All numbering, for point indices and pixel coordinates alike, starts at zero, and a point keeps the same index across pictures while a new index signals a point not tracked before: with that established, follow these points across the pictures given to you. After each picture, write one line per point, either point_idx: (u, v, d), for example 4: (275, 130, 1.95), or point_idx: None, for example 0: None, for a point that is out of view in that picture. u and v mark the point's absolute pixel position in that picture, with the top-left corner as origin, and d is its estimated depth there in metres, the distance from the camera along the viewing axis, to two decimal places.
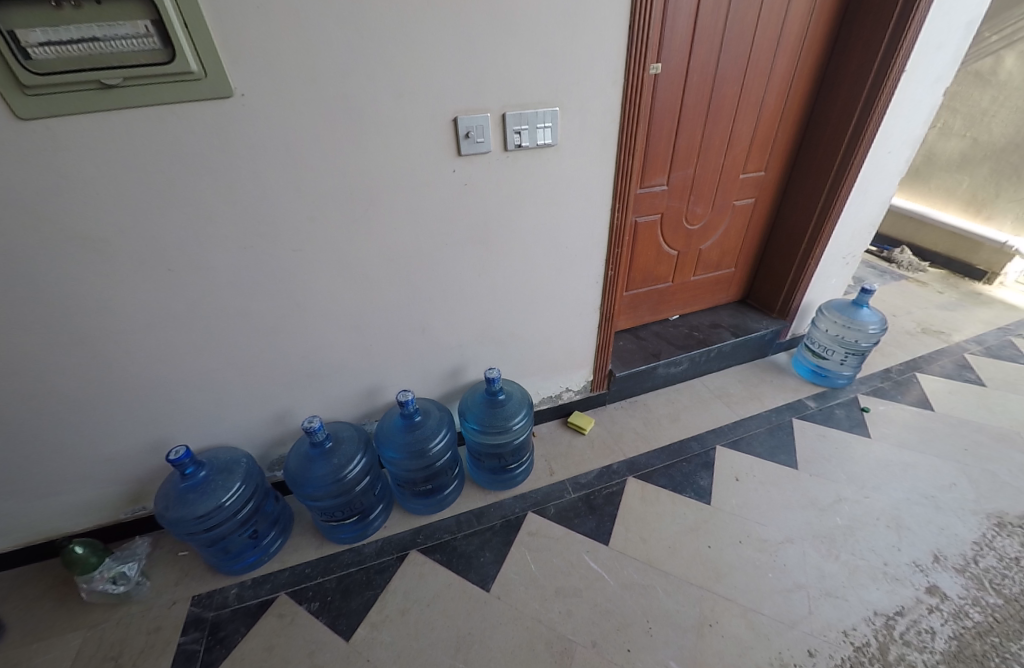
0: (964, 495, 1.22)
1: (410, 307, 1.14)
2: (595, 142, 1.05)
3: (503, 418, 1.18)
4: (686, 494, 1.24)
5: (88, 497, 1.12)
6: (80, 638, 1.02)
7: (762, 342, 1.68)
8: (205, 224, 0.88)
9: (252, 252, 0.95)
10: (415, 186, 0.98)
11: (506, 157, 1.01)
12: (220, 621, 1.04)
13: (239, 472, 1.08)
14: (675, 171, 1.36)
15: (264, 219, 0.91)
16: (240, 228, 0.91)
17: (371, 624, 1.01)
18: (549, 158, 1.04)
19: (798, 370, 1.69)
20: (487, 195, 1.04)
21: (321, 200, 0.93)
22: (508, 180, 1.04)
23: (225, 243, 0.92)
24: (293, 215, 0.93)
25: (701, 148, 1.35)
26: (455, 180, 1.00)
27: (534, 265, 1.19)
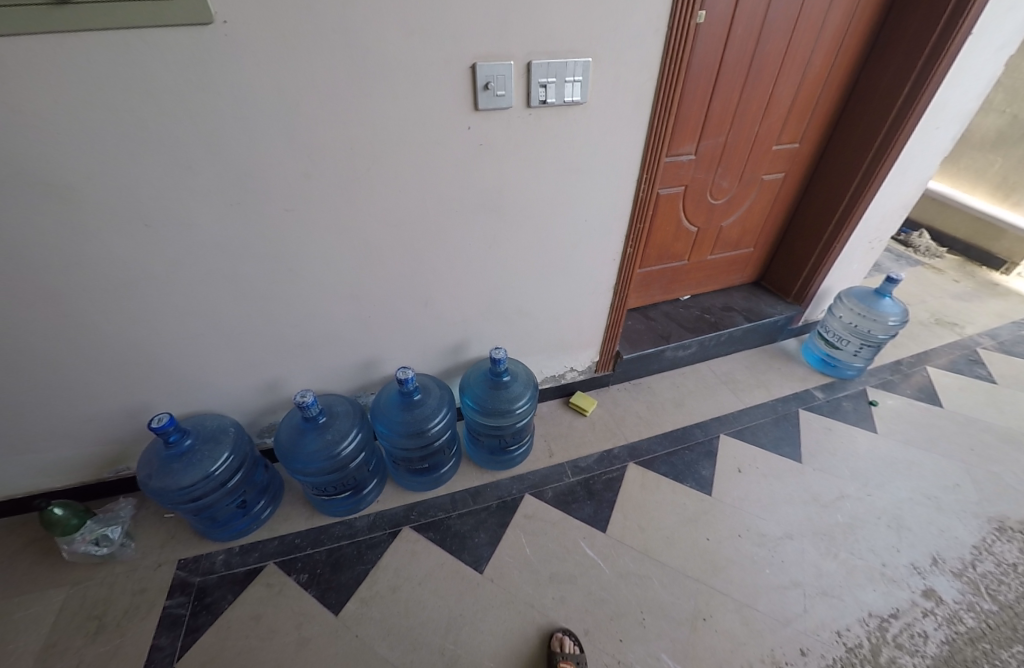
0: (967, 497, 1.20)
1: (409, 277, 1.05)
2: (629, 103, 0.93)
3: (507, 400, 1.13)
4: (687, 483, 1.21)
5: (71, 457, 1.08)
6: (63, 595, 1.00)
7: (773, 328, 1.58)
8: (184, 176, 0.77)
9: (236, 209, 0.84)
10: (420, 141, 0.85)
11: (530, 115, 0.88)
12: (207, 586, 1.02)
13: (227, 441, 1.02)
14: (705, 139, 1.22)
15: (252, 172, 0.80)
16: (224, 181, 0.80)
17: (361, 599, 1.00)
18: (576, 118, 0.92)
19: (807, 359, 1.60)
20: (500, 157, 0.93)
21: (314, 153, 0.81)
22: (526, 138, 0.91)
23: (208, 197, 0.81)
24: (283, 170, 0.81)
25: (736, 113, 1.20)
26: (468, 137, 0.88)
27: (545, 237, 1.09)
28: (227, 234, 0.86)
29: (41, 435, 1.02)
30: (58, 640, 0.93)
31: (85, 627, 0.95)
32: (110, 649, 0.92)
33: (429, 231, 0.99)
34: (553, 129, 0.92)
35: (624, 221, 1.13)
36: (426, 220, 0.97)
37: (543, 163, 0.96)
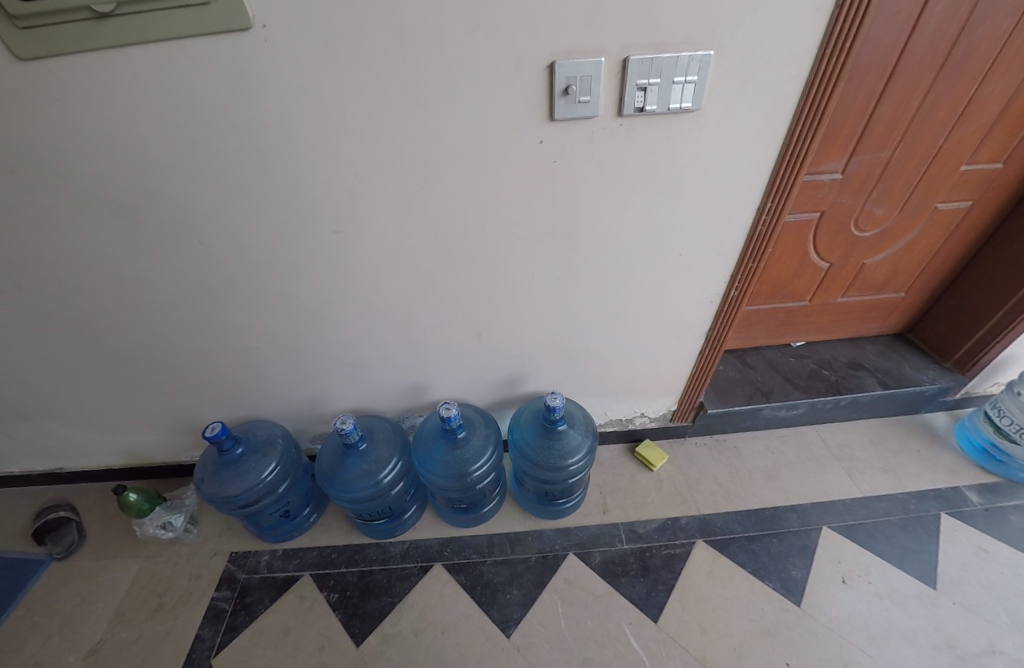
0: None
1: (465, 304, 0.94)
2: (761, 109, 0.68)
3: (560, 451, 0.99)
4: (768, 583, 1.00)
5: (163, 436, 1.21)
6: (137, 567, 1.11)
7: (918, 397, 1.23)
8: (235, 196, 0.74)
9: (287, 230, 0.79)
10: (484, 156, 0.72)
11: (619, 126, 0.70)
12: (249, 585, 1.06)
13: (274, 454, 1.04)
14: (861, 153, 0.92)
15: (300, 192, 0.74)
16: (275, 202, 0.75)
17: (383, 635, 0.96)
18: (682, 126, 0.70)
19: (963, 445, 1.21)
20: (576, 180, 0.76)
21: (362, 169, 0.72)
22: (614, 157, 0.73)
23: (260, 217, 0.77)
24: (332, 189, 0.74)
25: (914, 120, 0.88)
26: (541, 156, 0.73)
27: (627, 272, 0.91)
28: (281, 254, 0.82)
29: (138, 415, 1.14)
30: (127, 610, 1.04)
31: (148, 604, 1.04)
32: (163, 629, 1.00)
33: (491, 257, 0.86)
34: (649, 143, 0.72)
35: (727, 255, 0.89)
36: (487, 246, 0.85)
37: (634, 186, 0.77)
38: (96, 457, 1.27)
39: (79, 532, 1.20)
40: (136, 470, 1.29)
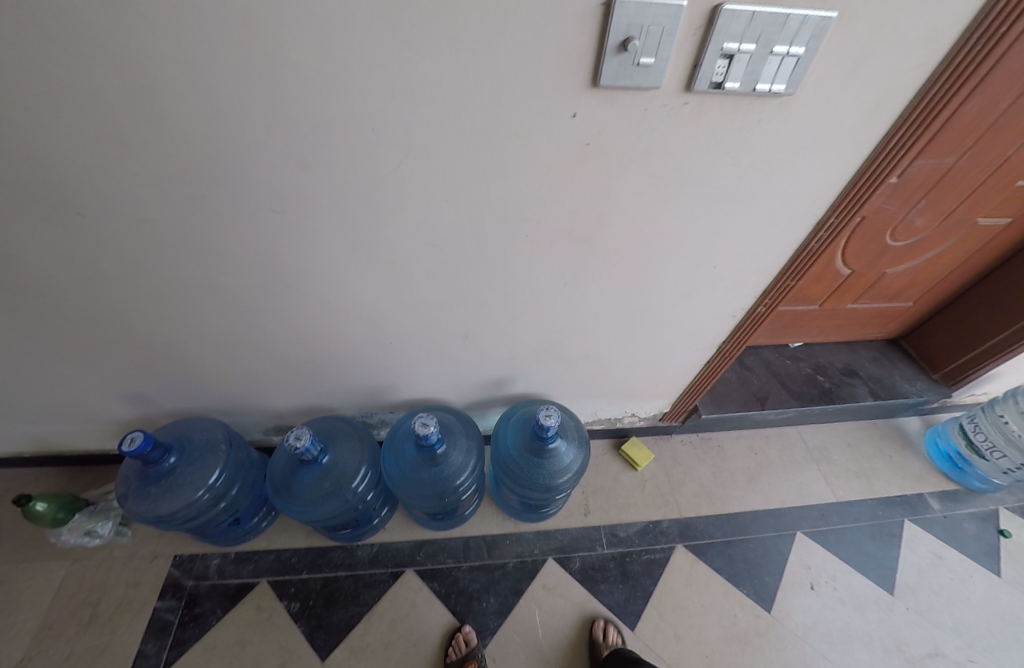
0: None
1: (451, 306, 0.77)
2: (858, 112, 0.53)
3: (551, 472, 0.91)
4: (742, 588, 1.01)
5: (77, 428, 1.01)
6: (63, 571, 0.97)
7: (901, 408, 1.27)
8: (119, 151, 0.50)
9: (207, 205, 0.57)
10: (489, 130, 0.52)
11: (681, 106, 0.51)
12: (198, 595, 0.95)
13: (218, 460, 0.88)
14: (923, 159, 0.75)
15: (221, 157, 0.51)
16: (183, 167, 0.52)
17: (350, 649, 0.90)
18: (763, 114, 0.52)
19: (930, 450, 1.26)
20: (616, 171, 0.58)
21: (313, 129, 0.49)
22: (664, 148, 0.55)
23: (161, 184, 0.54)
24: (273, 157, 0.52)
25: (993, 126, 0.72)
26: (572, 142, 0.54)
27: (649, 280, 0.76)
28: (206, 236, 0.60)
29: (38, 408, 0.93)
30: (55, 622, 0.91)
31: (80, 615, 0.92)
32: (99, 644, 0.89)
33: (492, 257, 0.69)
34: (718, 123, 0.53)
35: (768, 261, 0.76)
36: (483, 242, 0.66)
37: (681, 182, 0.60)
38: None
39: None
40: (49, 461, 1.09)
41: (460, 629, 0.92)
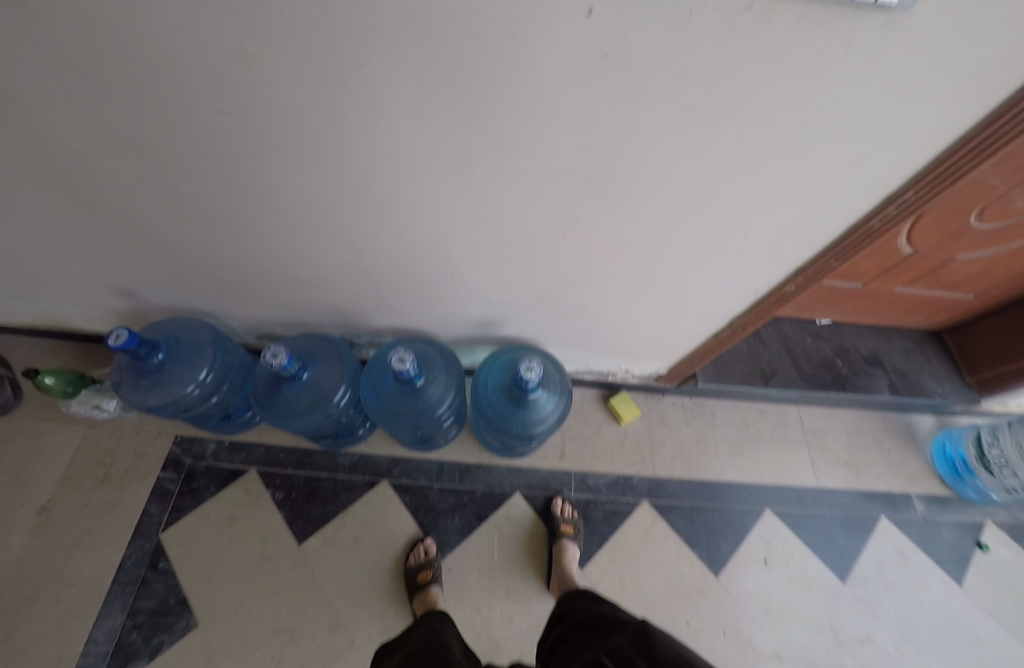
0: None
1: (438, 240, 0.71)
2: (986, 52, 0.39)
3: (526, 421, 0.91)
4: (695, 551, 1.04)
5: (77, 309, 1.03)
6: (80, 435, 1.07)
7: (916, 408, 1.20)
8: (30, 26, 0.42)
9: (147, 99, 0.50)
10: (477, 26, 0.39)
11: (740, 12, 0.37)
12: (195, 472, 1.04)
13: (203, 361, 0.90)
14: None
15: (145, 39, 0.43)
16: (106, 48, 0.44)
17: (324, 538, 0.99)
18: (859, 35, 0.38)
19: (934, 455, 1.19)
20: (640, 103, 0.46)
21: (245, 5, 0.39)
22: (703, 72, 0.42)
23: (88, 67, 0.47)
24: (207, 41, 0.43)
25: None
26: (585, 56, 0.41)
27: (661, 238, 0.67)
28: (153, 130, 0.54)
29: (35, 285, 0.95)
30: (73, 476, 1.02)
31: (94, 473, 1.03)
32: (111, 498, 1.00)
33: (484, 190, 0.60)
34: (784, 44, 0.39)
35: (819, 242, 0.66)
36: (470, 170, 0.57)
37: (723, 118, 0.47)
38: (8, 316, 1.10)
39: (13, 389, 1.09)
40: (58, 334, 1.15)
41: (422, 541, 0.99)
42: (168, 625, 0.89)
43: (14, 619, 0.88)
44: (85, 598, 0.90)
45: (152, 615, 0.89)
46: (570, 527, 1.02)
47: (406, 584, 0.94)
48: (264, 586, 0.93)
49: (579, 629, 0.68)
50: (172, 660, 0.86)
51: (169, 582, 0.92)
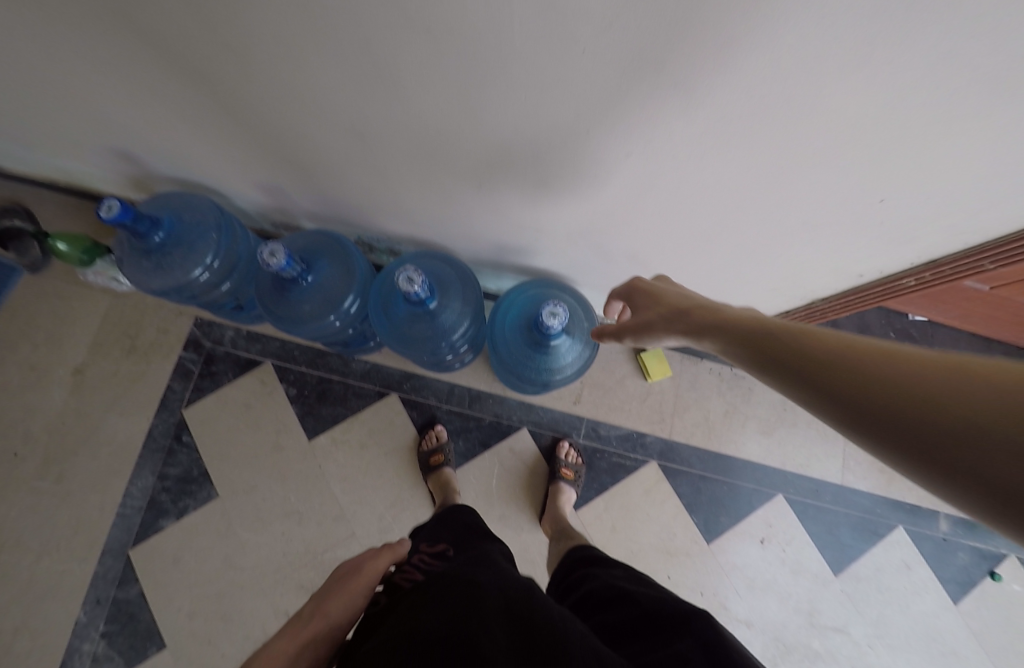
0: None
1: (471, 144, 0.56)
2: None
3: (547, 366, 0.83)
4: (693, 516, 1.03)
5: (88, 167, 0.95)
6: (107, 303, 1.07)
7: None
8: None
9: None
10: None
11: None
12: (214, 355, 1.05)
13: (206, 247, 0.83)
14: None
15: None
16: None
17: (333, 438, 1.01)
18: None
19: None
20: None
21: None
22: None
23: None
24: None
25: None
26: None
27: (771, 176, 0.49)
28: None
29: (37, 134, 0.86)
30: (104, 343, 1.05)
31: (122, 343, 1.05)
32: (138, 369, 1.04)
33: (533, 72, 0.41)
34: None
35: (993, 219, 0.48)
36: (510, 45, 0.38)
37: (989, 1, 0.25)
38: (26, 166, 1.04)
39: (42, 250, 1.06)
40: (79, 194, 1.09)
41: (433, 428, 1.03)
42: (192, 493, 0.95)
43: (64, 465, 0.96)
44: (118, 457, 0.97)
45: (178, 482, 0.96)
46: (572, 472, 1.01)
47: (419, 465, 0.99)
48: (275, 472, 0.98)
49: (630, 582, 0.51)
50: (196, 523, 0.94)
51: (192, 455, 0.98)
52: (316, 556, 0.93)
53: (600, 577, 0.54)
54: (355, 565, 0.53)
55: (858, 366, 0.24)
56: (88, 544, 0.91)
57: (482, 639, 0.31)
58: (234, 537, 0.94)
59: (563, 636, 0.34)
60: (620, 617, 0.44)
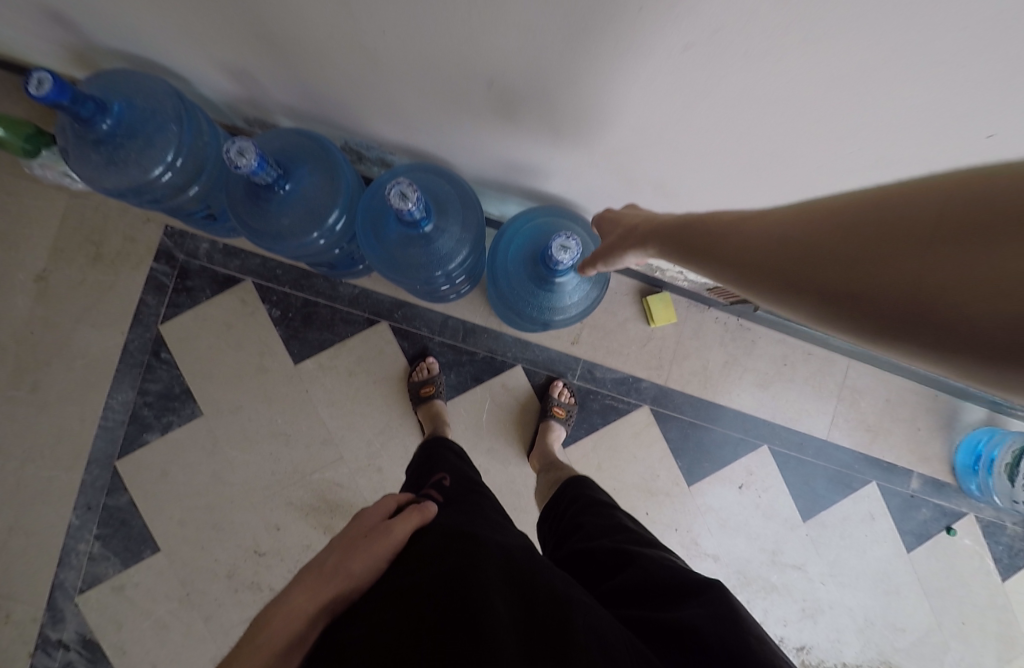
0: (935, 663, 1.02)
1: (485, 31, 0.44)
2: None
3: (551, 305, 0.77)
4: (677, 460, 1.05)
5: (15, 31, 0.79)
6: (64, 203, 0.96)
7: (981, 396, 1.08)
8: None
9: None
10: None
11: None
12: (189, 269, 0.97)
13: (164, 140, 0.71)
14: None
15: None
16: None
17: (320, 363, 0.97)
18: None
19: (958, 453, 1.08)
20: None
21: None
22: None
23: None
24: None
25: None
26: None
27: (858, 91, 0.39)
28: None
29: None
30: (65, 248, 0.96)
31: (85, 250, 0.96)
32: (106, 279, 0.96)
33: None
34: None
35: None
36: None
37: None
38: None
39: None
40: (13, 68, 0.93)
41: (425, 360, 0.99)
42: (175, 409, 0.93)
43: (37, 375, 0.93)
44: (94, 369, 0.93)
45: (160, 398, 0.93)
46: (564, 412, 1.00)
47: (409, 396, 0.97)
48: (260, 394, 0.96)
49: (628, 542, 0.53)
50: (182, 440, 0.93)
51: (172, 372, 0.94)
52: (304, 475, 0.94)
53: (596, 532, 0.57)
54: (376, 525, 0.44)
55: (775, 244, 0.30)
56: (73, 453, 0.90)
57: (489, 626, 0.32)
58: (221, 454, 0.94)
59: (569, 617, 0.36)
60: (619, 580, 0.46)
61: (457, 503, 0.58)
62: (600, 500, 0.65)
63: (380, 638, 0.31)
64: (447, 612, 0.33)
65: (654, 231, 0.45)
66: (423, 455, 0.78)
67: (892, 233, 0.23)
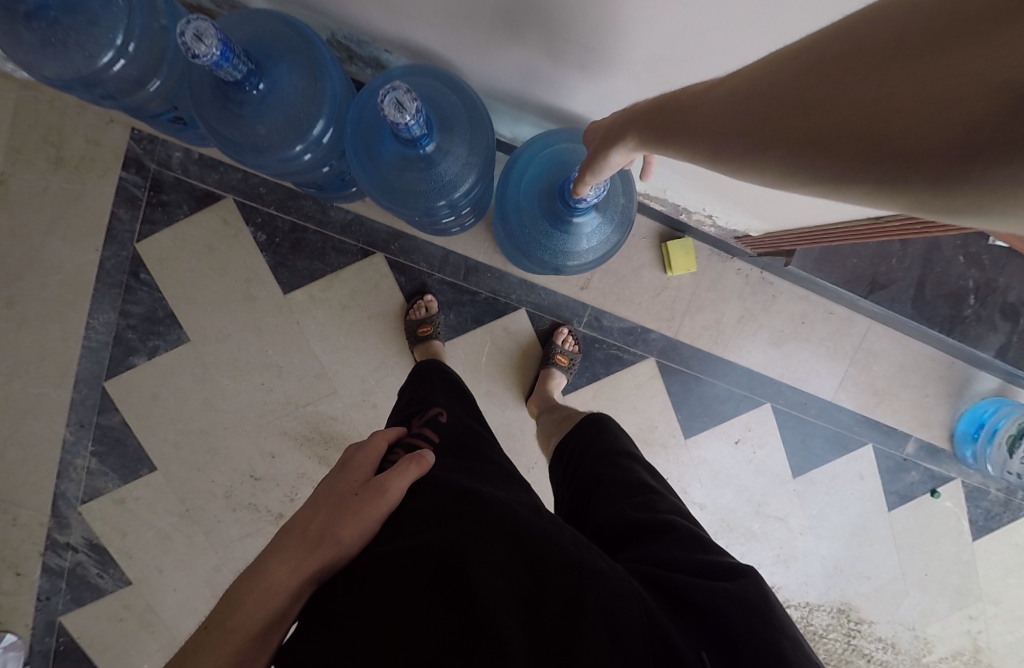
0: (893, 606, 1.09)
1: None
2: None
3: (565, 246, 0.69)
4: (677, 412, 1.03)
5: None
6: (13, 96, 0.84)
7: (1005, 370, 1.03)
8: None
9: None
10: None
11: None
12: (162, 181, 0.87)
13: (107, 16, 0.58)
14: None
15: None
16: None
17: (311, 295, 0.91)
18: None
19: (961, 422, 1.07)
20: None
21: None
22: None
23: None
24: None
25: None
26: None
27: None
28: None
29: None
30: (21, 149, 0.85)
31: (44, 152, 0.85)
32: (71, 187, 0.86)
33: None
34: None
35: None
36: None
37: None
38: None
39: None
40: None
41: (422, 298, 0.93)
42: (161, 334, 0.89)
43: (11, 290, 0.87)
44: (71, 288, 0.87)
45: (144, 322, 0.89)
46: (566, 360, 0.96)
47: (406, 334, 0.92)
48: (249, 323, 0.91)
49: (649, 510, 0.50)
50: (172, 366, 0.90)
51: (154, 295, 0.88)
52: (299, 407, 0.93)
53: (614, 498, 0.54)
54: (367, 480, 0.41)
55: (738, 106, 0.26)
56: (60, 373, 0.88)
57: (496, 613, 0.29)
58: (213, 382, 0.91)
59: (581, 593, 0.33)
60: (639, 553, 0.43)
61: (457, 450, 0.55)
62: (619, 452, 0.62)
63: (379, 617, 0.29)
64: (450, 594, 0.31)
65: (629, 116, 0.39)
66: (415, 380, 0.74)
67: (857, 59, 0.19)
